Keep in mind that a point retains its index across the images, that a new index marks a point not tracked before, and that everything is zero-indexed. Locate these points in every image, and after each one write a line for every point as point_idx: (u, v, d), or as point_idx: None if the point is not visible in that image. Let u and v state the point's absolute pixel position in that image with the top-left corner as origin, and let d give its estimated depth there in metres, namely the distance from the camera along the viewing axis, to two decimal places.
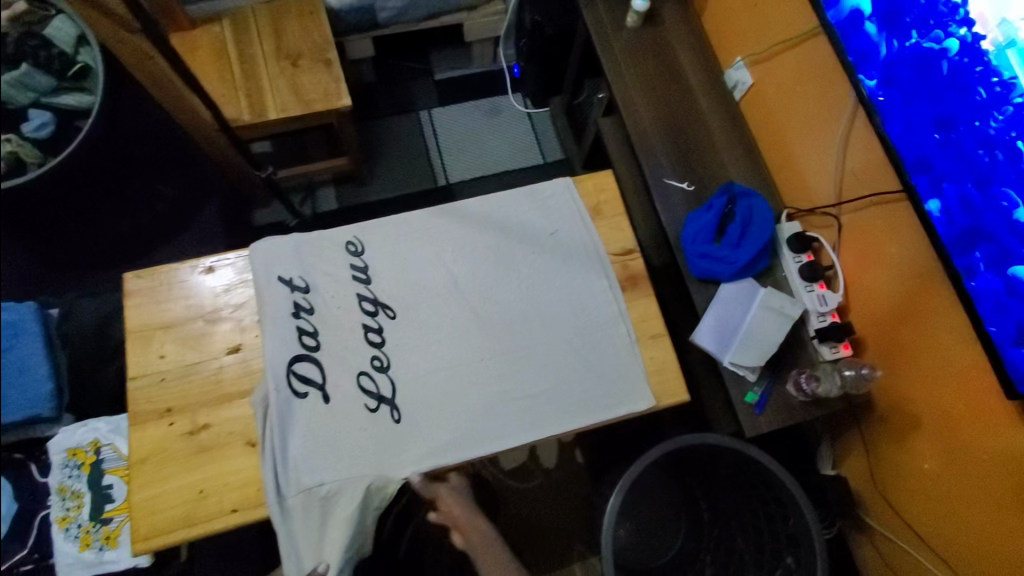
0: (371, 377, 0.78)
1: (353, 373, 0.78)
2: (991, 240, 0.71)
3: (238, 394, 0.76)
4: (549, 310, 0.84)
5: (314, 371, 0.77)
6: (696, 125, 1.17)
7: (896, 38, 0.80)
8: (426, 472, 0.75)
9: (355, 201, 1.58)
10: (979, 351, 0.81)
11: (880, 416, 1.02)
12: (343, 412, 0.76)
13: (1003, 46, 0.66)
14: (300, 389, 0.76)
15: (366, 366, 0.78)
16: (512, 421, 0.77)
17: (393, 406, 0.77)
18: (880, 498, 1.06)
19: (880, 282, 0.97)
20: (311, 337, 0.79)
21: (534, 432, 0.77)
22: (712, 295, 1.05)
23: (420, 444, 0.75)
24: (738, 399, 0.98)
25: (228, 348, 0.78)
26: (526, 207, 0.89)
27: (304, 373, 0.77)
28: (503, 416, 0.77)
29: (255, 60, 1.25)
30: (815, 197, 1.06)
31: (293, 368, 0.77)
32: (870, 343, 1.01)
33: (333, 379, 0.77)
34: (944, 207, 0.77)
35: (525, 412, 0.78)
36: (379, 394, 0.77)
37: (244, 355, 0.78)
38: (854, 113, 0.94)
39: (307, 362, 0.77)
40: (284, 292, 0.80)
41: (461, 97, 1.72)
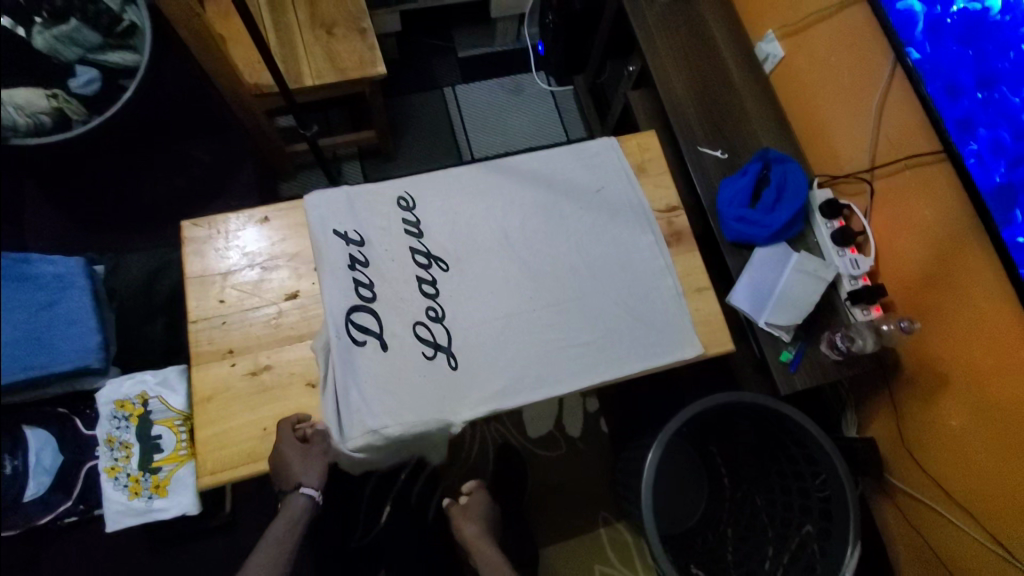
0: (427, 327, 0.80)
1: (409, 323, 0.80)
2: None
3: (298, 338, 0.79)
4: (597, 264, 0.86)
5: (372, 321, 0.79)
6: (729, 95, 1.19)
7: (941, 6, 0.82)
8: (483, 416, 0.77)
9: (380, 176, 1.59)
10: (1012, 310, 0.83)
11: (908, 377, 1.04)
12: (402, 359, 0.78)
13: None
14: (358, 336, 0.78)
15: (421, 317, 0.80)
16: (565, 368, 0.80)
17: (450, 354, 0.79)
18: (906, 457, 1.09)
19: (911, 245, 0.99)
20: (367, 289, 0.81)
21: (586, 379, 0.79)
22: (746, 259, 1.07)
23: (477, 389, 0.78)
24: (772, 358, 1.01)
25: (286, 295, 0.81)
26: (572, 166, 0.91)
27: (362, 322, 0.79)
28: (555, 364, 0.80)
29: (290, 27, 1.26)
30: (846, 165, 1.09)
31: (351, 318, 0.78)
32: (901, 307, 1.04)
33: (390, 328, 0.79)
34: (989, 166, 0.78)
35: (577, 360, 0.80)
36: (435, 343, 0.79)
37: (302, 303, 0.80)
38: (889, 82, 0.96)
39: (364, 312, 0.79)
40: (339, 245, 0.82)
41: (484, 75, 1.73)
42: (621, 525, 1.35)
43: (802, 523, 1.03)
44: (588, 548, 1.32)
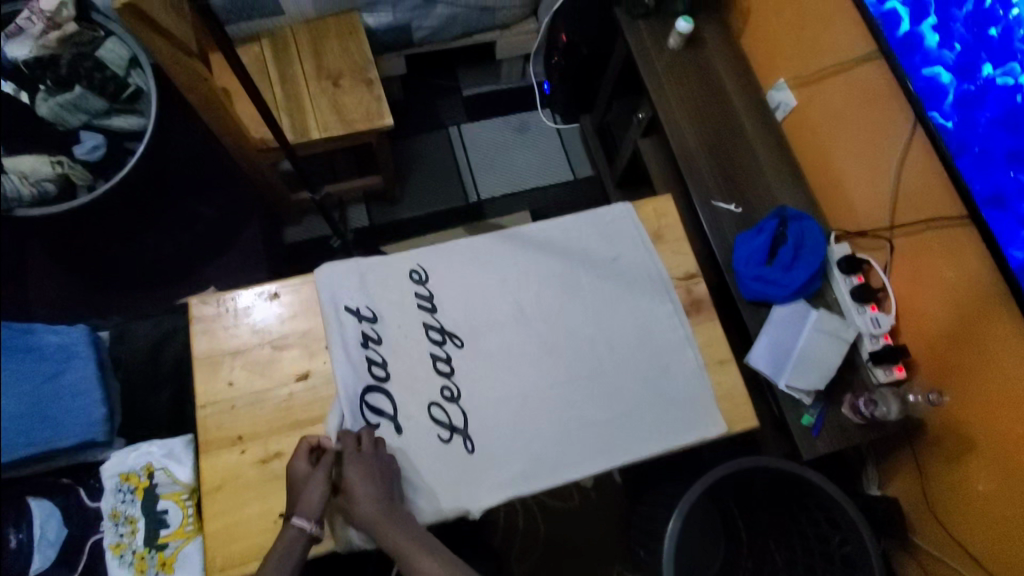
0: (442, 407, 0.77)
1: (424, 404, 0.77)
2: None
3: (309, 422, 0.76)
4: (615, 336, 0.83)
5: (386, 402, 0.77)
6: (741, 147, 1.18)
7: (967, 78, 0.79)
8: (501, 502, 0.74)
9: (385, 219, 1.57)
10: None
11: (932, 436, 1.01)
12: (417, 443, 0.75)
13: None
14: (372, 420, 0.75)
15: (436, 397, 0.78)
16: (586, 448, 0.77)
17: (466, 437, 0.76)
18: (929, 517, 1.05)
19: (933, 305, 0.97)
20: (380, 368, 0.78)
21: (608, 460, 0.77)
22: (764, 317, 1.05)
23: (495, 474, 0.75)
24: (793, 422, 0.99)
25: (297, 375, 0.78)
26: (588, 234, 0.89)
27: (375, 404, 0.76)
28: (575, 445, 0.77)
29: (296, 79, 1.25)
30: (864, 221, 1.07)
31: (365, 400, 0.76)
32: (922, 367, 1.01)
33: (405, 410, 0.77)
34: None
35: (598, 440, 0.78)
36: (451, 424, 0.77)
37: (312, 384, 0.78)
38: (909, 142, 0.94)
39: (377, 393, 0.77)
40: (351, 322, 0.80)
41: (490, 114, 1.72)
42: None
43: None
44: None
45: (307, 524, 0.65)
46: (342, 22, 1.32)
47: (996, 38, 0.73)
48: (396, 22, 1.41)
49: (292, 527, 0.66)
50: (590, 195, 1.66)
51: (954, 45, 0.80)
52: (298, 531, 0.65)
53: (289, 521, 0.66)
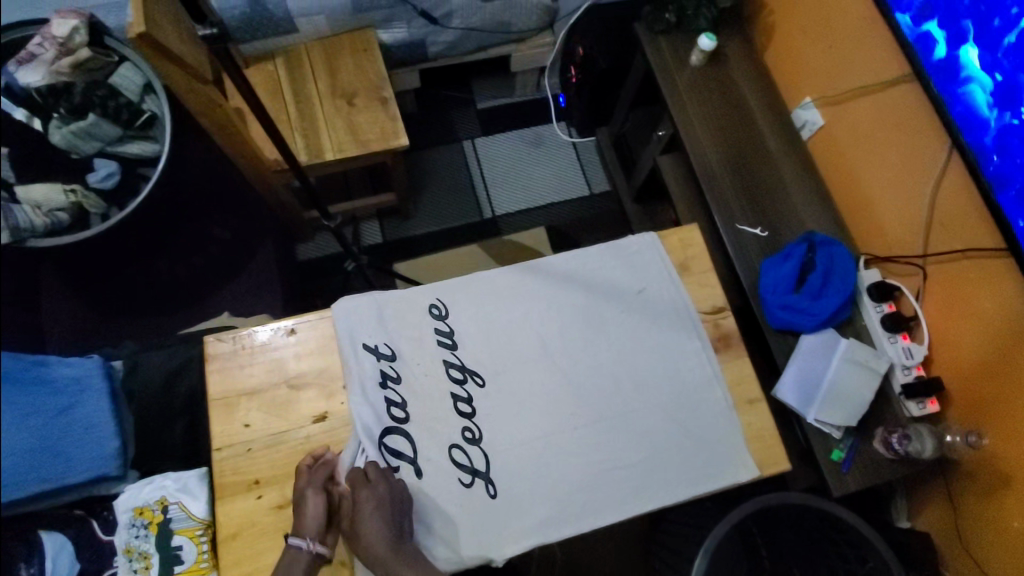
0: (463, 450, 0.75)
1: (445, 446, 0.75)
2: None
3: None
4: (642, 374, 0.81)
5: (405, 444, 0.74)
6: (765, 167, 1.15)
7: (1009, 110, 0.75)
8: (525, 550, 0.71)
9: (398, 236, 1.55)
10: None
11: (967, 470, 0.97)
12: (438, 487, 0.73)
13: None
14: (391, 463, 0.73)
15: (457, 439, 0.75)
16: (612, 492, 0.74)
17: (488, 481, 0.74)
18: (964, 552, 1.00)
19: (969, 336, 0.93)
20: (400, 408, 0.76)
21: (635, 506, 0.74)
22: (791, 346, 1.02)
23: (518, 520, 0.72)
24: (823, 456, 0.96)
25: (314, 416, 0.76)
26: (613, 266, 0.87)
27: (395, 446, 0.74)
28: (600, 490, 0.74)
29: (310, 98, 1.23)
30: (895, 246, 1.04)
31: (385, 441, 0.74)
32: (957, 400, 0.97)
33: (424, 452, 0.74)
34: None
35: (624, 484, 0.75)
36: (472, 468, 0.74)
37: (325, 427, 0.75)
38: (945, 168, 0.91)
39: (396, 435, 0.75)
40: (370, 360, 0.78)
41: (505, 127, 1.69)
42: None
43: None
44: None
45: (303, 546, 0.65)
46: (356, 39, 1.30)
47: None
48: (411, 38, 1.38)
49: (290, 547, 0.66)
50: (606, 209, 1.63)
51: (995, 74, 0.76)
52: (295, 550, 0.65)
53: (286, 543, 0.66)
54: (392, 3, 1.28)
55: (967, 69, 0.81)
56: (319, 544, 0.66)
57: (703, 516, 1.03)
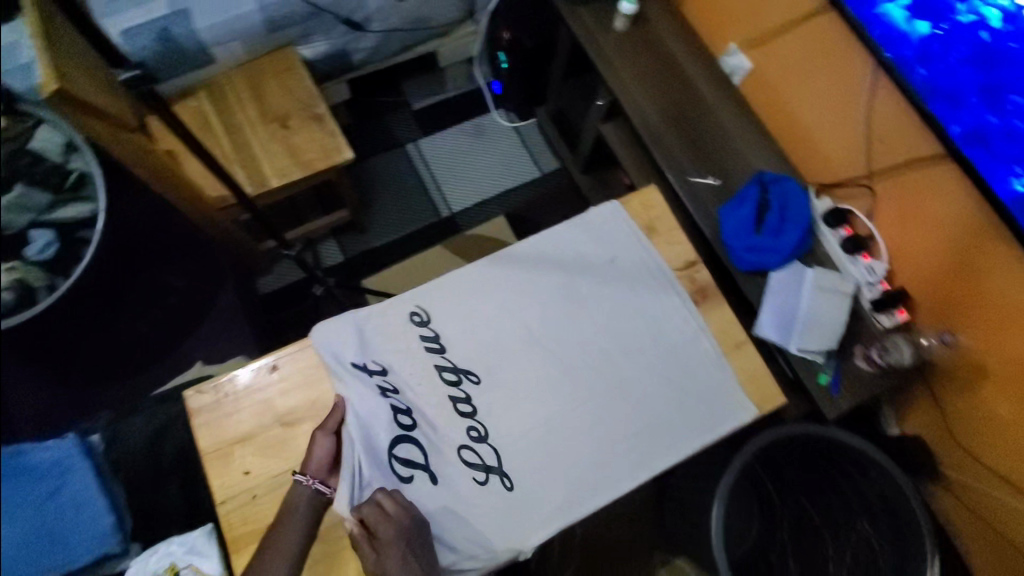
0: (472, 449, 0.75)
1: (454, 448, 0.74)
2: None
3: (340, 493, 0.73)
4: (630, 340, 0.82)
5: (416, 452, 0.73)
6: (706, 117, 1.17)
7: (929, 21, 0.80)
8: (550, 536, 0.72)
9: (358, 251, 1.51)
10: None
11: (944, 370, 1.03)
12: (455, 490, 0.72)
13: None
14: (405, 473, 0.72)
15: (464, 439, 0.75)
16: (624, 462, 0.76)
17: (503, 474, 0.74)
18: (953, 446, 1.07)
19: (925, 242, 0.98)
20: (406, 416, 0.75)
21: (646, 469, 0.76)
22: (762, 285, 1.05)
23: (538, 507, 0.73)
24: (811, 382, 0.99)
25: None
26: (583, 240, 0.87)
27: (405, 456, 0.73)
28: (611, 461, 0.76)
29: (241, 127, 1.18)
30: (840, 171, 1.08)
31: (394, 453, 0.73)
32: (924, 305, 1.02)
33: (435, 458, 0.74)
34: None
35: (633, 450, 0.76)
36: (485, 465, 0.74)
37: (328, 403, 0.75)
38: (874, 89, 0.94)
39: (406, 444, 0.73)
40: (363, 377, 0.76)
41: (444, 123, 1.67)
42: (681, 561, 1.23)
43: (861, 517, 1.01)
44: None
45: (302, 480, 0.70)
46: (277, 59, 1.26)
47: None
48: (333, 48, 1.35)
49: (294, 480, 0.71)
50: (560, 187, 1.63)
51: None
52: (296, 482, 0.70)
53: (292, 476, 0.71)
54: (307, 16, 1.24)
55: None
56: (319, 482, 0.70)
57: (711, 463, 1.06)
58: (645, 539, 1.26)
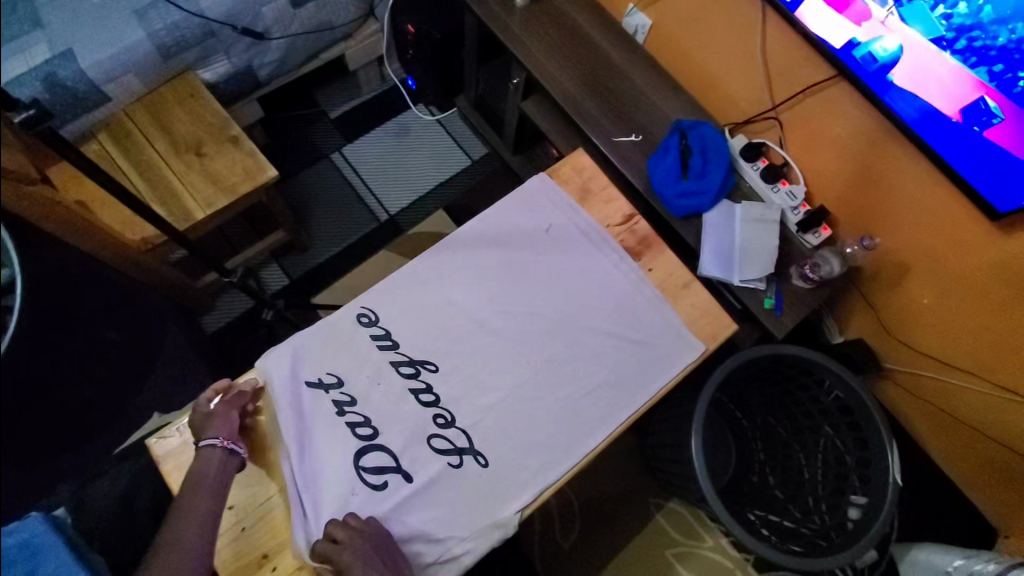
0: (442, 436, 0.75)
1: (423, 439, 0.75)
2: (994, 94, 0.72)
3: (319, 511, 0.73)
4: (575, 302, 0.85)
5: (384, 456, 0.74)
6: (618, 78, 1.21)
7: None
8: (535, 500, 0.74)
9: (303, 270, 1.48)
10: (941, 181, 0.90)
11: (869, 274, 1.12)
12: (431, 481, 0.73)
13: None
14: (376, 480, 0.72)
15: (432, 428, 0.76)
16: (591, 417, 0.79)
17: (476, 453, 0.75)
18: (891, 341, 1.17)
19: (831, 160, 1.06)
20: (365, 426, 0.75)
21: (613, 418, 0.79)
22: (699, 227, 1.11)
23: (519, 474, 0.75)
24: (758, 309, 1.06)
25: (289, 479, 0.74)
26: (515, 214, 0.89)
27: (374, 463, 0.73)
28: (582, 416, 0.78)
29: (154, 162, 1.13)
30: (749, 109, 1.14)
31: (362, 463, 0.73)
32: (842, 219, 1.11)
33: (406, 454, 0.74)
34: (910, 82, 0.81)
35: (598, 404, 0.79)
36: (457, 448, 0.75)
37: (228, 407, 0.72)
38: (764, 25, 1.00)
39: (373, 451, 0.74)
40: (318, 392, 0.77)
41: (365, 127, 1.64)
42: (673, 502, 1.29)
43: (824, 425, 1.08)
44: (651, 541, 1.25)
45: (217, 446, 0.68)
46: (179, 87, 1.21)
47: None
48: (235, 68, 1.30)
49: (204, 448, 0.68)
50: (494, 171, 1.64)
51: None
52: (210, 448, 0.68)
53: (198, 446, 0.68)
54: (201, 38, 1.19)
55: None
56: (235, 443, 0.70)
57: (683, 404, 1.11)
58: (635, 488, 1.31)
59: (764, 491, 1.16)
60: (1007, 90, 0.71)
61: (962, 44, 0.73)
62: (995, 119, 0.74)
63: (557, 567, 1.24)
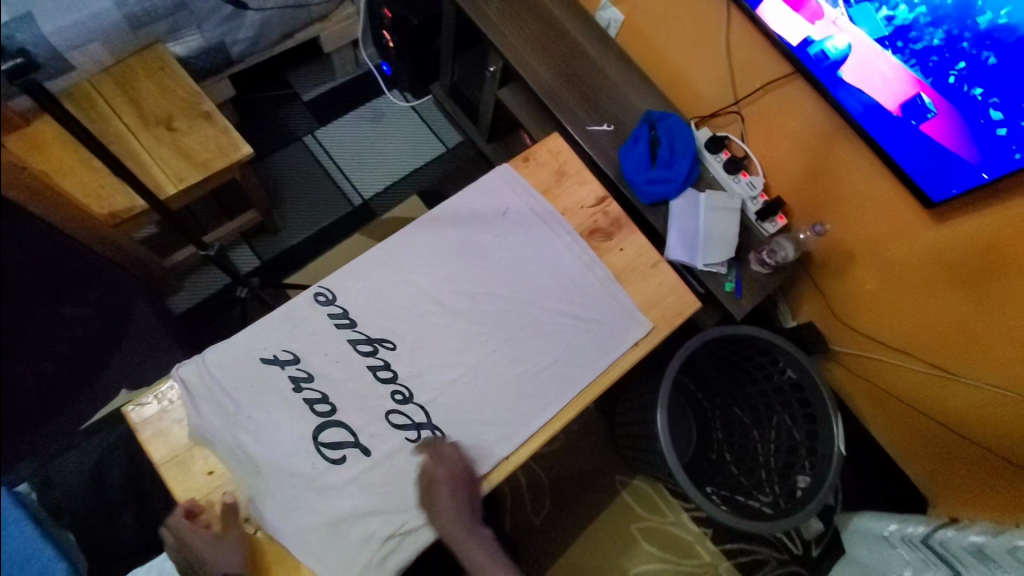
0: (400, 411, 0.77)
1: (381, 414, 0.77)
2: (928, 91, 0.80)
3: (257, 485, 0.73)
4: (534, 284, 0.87)
5: (343, 433, 0.75)
6: (591, 70, 1.26)
7: None
8: (490, 473, 0.77)
9: (274, 252, 1.46)
10: (883, 172, 0.98)
11: (820, 261, 1.21)
12: (389, 455, 0.75)
13: None
14: (336, 454, 0.74)
15: (390, 404, 0.77)
16: (547, 392, 0.81)
17: (434, 428, 0.77)
18: (838, 324, 1.26)
19: (788, 154, 1.13)
20: (323, 403, 0.76)
21: (570, 392, 0.82)
22: (665, 213, 1.17)
23: (478, 448, 0.77)
24: (719, 292, 1.12)
25: (235, 459, 0.72)
26: (471, 198, 0.90)
27: (332, 439, 0.74)
28: (539, 391, 0.81)
29: (121, 135, 1.10)
30: (713, 103, 1.21)
31: (321, 439, 0.74)
32: (797, 208, 1.18)
33: (365, 430, 0.76)
34: (854, 79, 0.88)
35: (556, 379, 0.82)
36: (415, 423, 0.77)
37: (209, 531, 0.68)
38: (730, 21, 1.06)
39: (332, 427, 0.75)
40: (275, 371, 0.76)
41: (339, 111, 1.64)
42: (638, 480, 1.36)
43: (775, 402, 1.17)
44: (618, 515, 1.32)
45: None
46: (147, 59, 1.17)
47: None
48: (207, 43, 1.29)
49: None
50: (468, 159, 1.66)
51: None
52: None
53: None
54: (172, 9, 1.17)
55: None
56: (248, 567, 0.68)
57: (648, 383, 1.17)
58: (602, 465, 1.36)
59: (721, 466, 1.24)
60: (939, 87, 0.78)
61: (901, 43, 0.79)
62: (929, 114, 0.81)
63: (527, 542, 1.28)
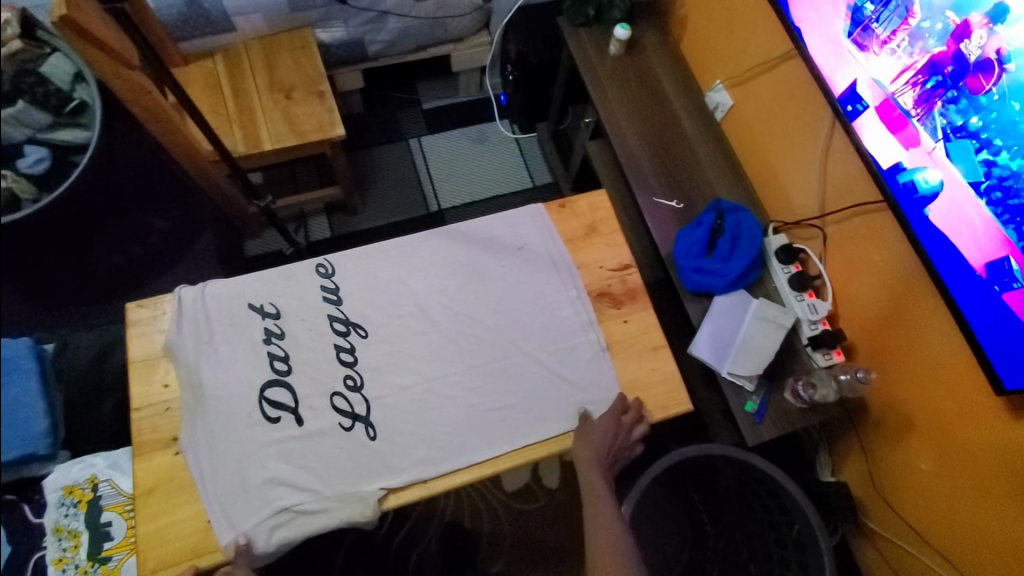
0: (344, 397, 0.78)
1: (327, 393, 0.78)
2: (1018, 256, 0.66)
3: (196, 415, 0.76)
4: (522, 324, 0.84)
5: (287, 395, 0.77)
6: (681, 146, 1.22)
7: (870, 49, 0.81)
8: (406, 488, 0.74)
9: (345, 230, 1.58)
10: (963, 342, 0.83)
11: (874, 419, 1.04)
12: (316, 433, 0.75)
13: (973, 59, 0.67)
14: (272, 413, 0.76)
15: (339, 387, 0.78)
16: (490, 433, 0.77)
17: (368, 424, 0.76)
18: (881, 501, 1.06)
19: (865, 289, 1.00)
20: (283, 362, 0.79)
21: (514, 444, 0.77)
22: (706, 307, 1.08)
23: (398, 459, 0.75)
24: (737, 408, 1.00)
25: (188, 382, 0.77)
26: (495, 224, 0.91)
27: (275, 398, 0.77)
28: (481, 429, 0.77)
29: (248, 92, 1.27)
30: (799, 211, 1.11)
31: (265, 394, 0.77)
32: (861, 351, 1.03)
33: (306, 402, 0.77)
34: (941, 222, 0.76)
35: (505, 424, 0.78)
36: (353, 413, 0.77)
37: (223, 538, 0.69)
38: (834, 132, 0.98)
39: (278, 386, 0.77)
40: (255, 319, 0.81)
41: (449, 125, 1.75)
42: None
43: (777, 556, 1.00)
44: None
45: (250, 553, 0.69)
46: (295, 38, 1.35)
47: (896, 17, 0.76)
48: (349, 36, 1.45)
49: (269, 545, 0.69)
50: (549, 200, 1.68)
51: (854, 20, 0.83)
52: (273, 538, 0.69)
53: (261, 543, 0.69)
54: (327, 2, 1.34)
55: (820, 22, 0.88)
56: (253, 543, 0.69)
57: None
58: None
59: None
60: None
61: (996, 194, 0.68)
62: (1015, 284, 0.68)
63: None
